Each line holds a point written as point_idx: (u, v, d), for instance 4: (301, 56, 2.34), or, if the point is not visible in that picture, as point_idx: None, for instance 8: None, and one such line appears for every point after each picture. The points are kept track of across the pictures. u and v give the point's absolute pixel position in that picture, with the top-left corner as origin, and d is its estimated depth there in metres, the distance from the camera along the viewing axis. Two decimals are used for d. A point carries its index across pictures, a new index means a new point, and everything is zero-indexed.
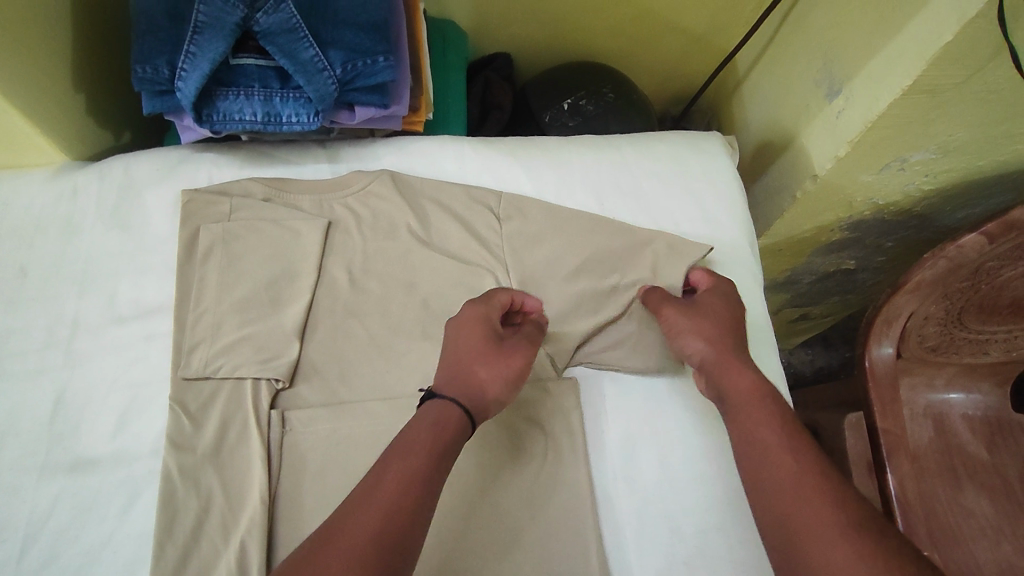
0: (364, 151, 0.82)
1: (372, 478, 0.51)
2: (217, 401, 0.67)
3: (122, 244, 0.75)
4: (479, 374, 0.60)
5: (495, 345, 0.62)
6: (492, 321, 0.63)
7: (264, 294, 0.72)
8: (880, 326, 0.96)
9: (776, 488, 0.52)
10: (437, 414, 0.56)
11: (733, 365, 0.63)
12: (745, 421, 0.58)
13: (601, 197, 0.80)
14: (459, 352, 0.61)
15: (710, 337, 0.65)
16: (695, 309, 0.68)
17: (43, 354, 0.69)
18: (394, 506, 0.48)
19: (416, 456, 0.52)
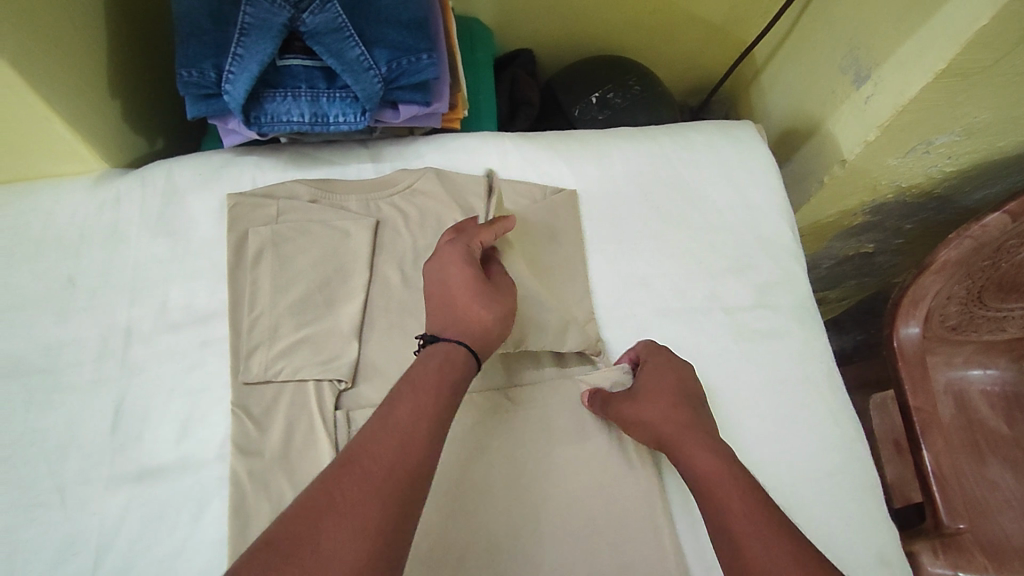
0: (406, 149, 0.82)
1: (387, 409, 0.53)
2: (280, 405, 0.66)
3: (169, 251, 0.74)
4: (472, 309, 0.61)
5: (483, 279, 0.63)
6: (474, 256, 0.64)
7: (319, 296, 0.72)
8: (906, 307, 0.98)
9: (720, 504, 0.56)
10: (443, 355, 0.58)
11: (691, 439, 0.62)
12: (684, 446, 0.62)
13: (644, 187, 0.80)
14: (449, 291, 0.62)
15: (658, 418, 0.64)
16: (639, 395, 0.65)
17: (99, 365, 0.69)
18: (408, 437, 0.51)
19: (426, 392, 0.55)
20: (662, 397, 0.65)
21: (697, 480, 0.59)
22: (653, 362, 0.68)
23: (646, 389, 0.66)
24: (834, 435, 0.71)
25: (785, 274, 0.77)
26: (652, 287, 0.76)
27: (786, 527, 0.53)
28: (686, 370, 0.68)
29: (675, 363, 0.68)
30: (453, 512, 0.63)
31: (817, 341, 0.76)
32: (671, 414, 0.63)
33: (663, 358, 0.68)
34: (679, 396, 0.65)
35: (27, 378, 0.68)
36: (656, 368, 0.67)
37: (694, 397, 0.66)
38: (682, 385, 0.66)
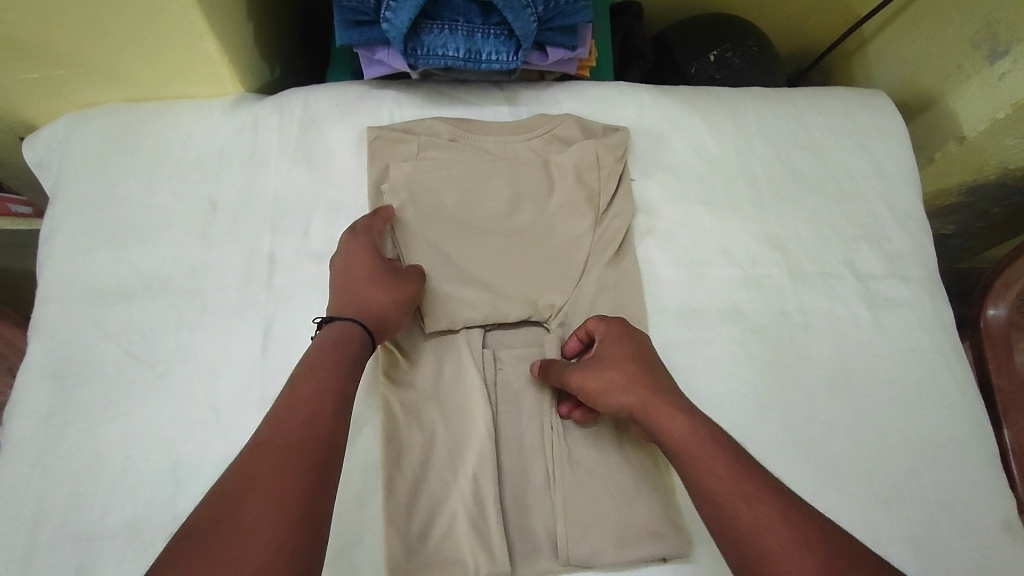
0: (541, 94, 0.81)
1: (288, 396, 0.52)
2: (428, 339, 0.68)
3: (308, 180, 0.74)
4: (370, 292, 0.62)
5: (380, 268, 0.64)
6: (375, 251, 0.66)
7: (461, 235, 0.72)
8: (997, 288, 0.99)
9: (712, 484, 0.52)
10: (338, 333, 0.59)
11: (659, 409, 0.58)
12: (659, 417, 0.57)
13: (778, 150, 0.81)
14: (348, 279, 0.63)
15: (623, 396, 0.60)
16: (598, 364, 0.62)
17: (244, 290, 0.69)
18: (309, 414, 0.51)
19: (313, 371, 0.54)
20: (625, 370, 0.60)
21: (672, 450, 0.55)
22: (609, 333, 0.64)
23: (609, 363, 0.62)
24: (962, 404, 0.72)
25: (917, 245, 0.78)
26: (787, 249, 0.76)
27: (771, 485, 0.51)
28: (641, 342, 0.64)
29: (626, 332, 0.64)
30: (599, 455, 0.64)
31: (945, 313, 0.76)
32: (637, 382, 0.60)
33: (615, 329, 0.64)
34: (640, 367, 0.61)
35: (178, 297, 0.69)
36: (614, 339, 0.63)
37: (654, 365, 0.62)
38: (641, 355, 0.62)
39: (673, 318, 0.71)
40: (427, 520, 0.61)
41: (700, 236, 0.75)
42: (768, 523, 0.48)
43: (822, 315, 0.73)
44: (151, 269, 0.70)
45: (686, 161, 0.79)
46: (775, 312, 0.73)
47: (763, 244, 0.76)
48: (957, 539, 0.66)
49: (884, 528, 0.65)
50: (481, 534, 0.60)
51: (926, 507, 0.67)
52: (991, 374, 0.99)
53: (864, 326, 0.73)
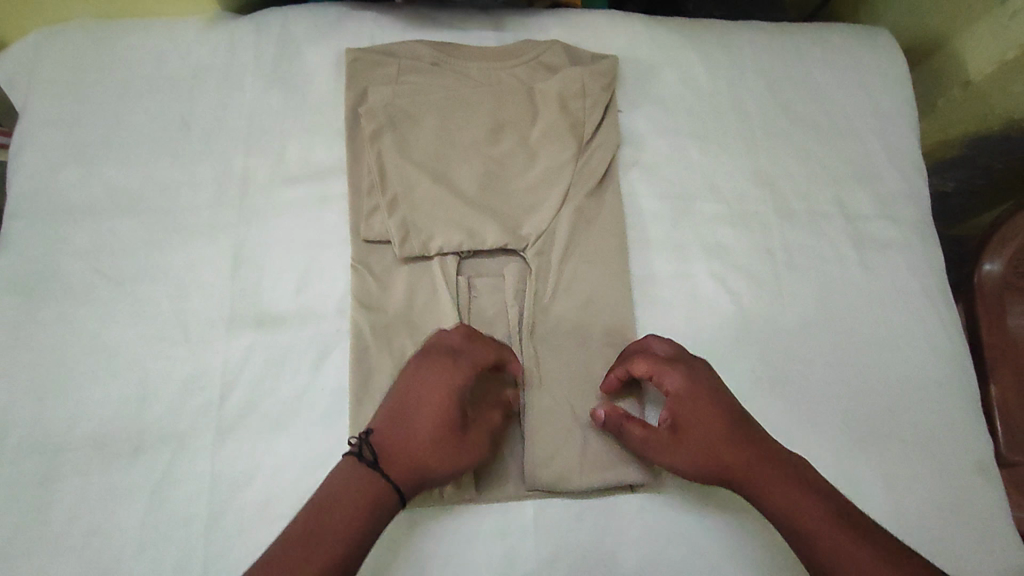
0: (528, 21, 0.78)
1: (342, 475, 0.54)
2: (402, 266, 0.66)
3: (284, 102, 0.72)
4: (415, 455, 0.54)
5: (438, 413, 0.55)
6: (450, 363, 0.56)
7: (440, 162, 0.69)
8: (994, 242, 0.95)
9: (818, 543, 0.53)
10: (361, 491, 0.53)
11: (759, 466, 0.56)
12: (754, 485, 0.56)
13: (773, 85, 0.78)
14: (400, 400, 0.56)
15: (717, 459, 0.57)
16: (681, 434, 0.58)
17: (216, 211, 0.68)
18: (359, 497, 0.53)
19: (354, 489, 0.53)
20: (717, 439, 0.57)
21: (771, 505, 0.56)
22: (682, 383, 0.58)
23: (694, 432, 0.57)
24: (945, 347, 0.71)
25: (911, 188, 0.76)
26: (776, 186, 0.73)
27: (877, 537, 0.53)
28: (712, 380, 0.59)
29: (697, 390, 0.58)
30: (569, 384, 0.64)
31: (936, 257, 0.74)
32: (727, 450, 0.57)
33: (689, 384, 0.58)
34: (725, 422, 0.57)
35: (148, 216, 0.67)
36: (692, 399, 0.58)
37: (734, 406, 0.58)
38: (721, 399, 0.58)
39: (651, 251, 0.70)
40: None
41: (687, 171, 0.73)
42: (875, 573, 0.51)
43: (807, 254, 0.72)
44: (120, 187, 0.68)
45: (676, 94, 0.76)
46: (759, 250, 0.71)
47: (751, 180, 0.73)
48: (929, 479, 0.65)
49: (856, 465, 0.65)
50: None
51: (900, 448, 0.66)
52: (983, 328, 0.96)
53: (849, 268, 0.72)
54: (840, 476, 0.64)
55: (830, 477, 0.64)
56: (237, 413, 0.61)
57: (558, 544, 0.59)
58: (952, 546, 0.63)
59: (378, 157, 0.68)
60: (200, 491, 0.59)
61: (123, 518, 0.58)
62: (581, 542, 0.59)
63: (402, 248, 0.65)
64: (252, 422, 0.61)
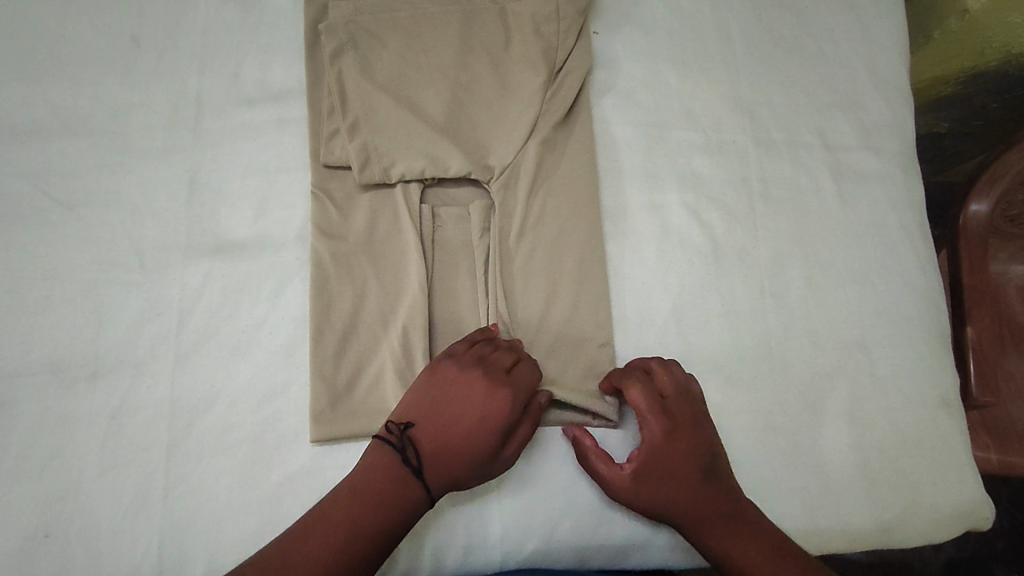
0: None
1: (380, 464, 0.52)
2: (363, 193, 0.64)
3: (241, 18, 0.68)
4: (452, 468, 0.52)
5: (482, 432, 0.53)
6: (502, 383, 0.55)
7: (403, 84, 0.66)
8: (982, 181, 0.89)
9: None
10: (393, 487, 0.51)
11: (710, 513, 0.54)
12: (706, 529, 0.54)
13: (758, 8, 0.74)
14: (441, 396, 0.54)
15: (671, 499, 0.54)
16: (644, 470, 0.55)
17: (170, 133, 0.65)
18: (391, 492, 0.51)
19: (389, 488, 0.51)
20: (688, 486, 0.54)
21: (720, 551, 0.53)
22: (659, 420, 0.56)
23: (663, 472, 0.55)
24: (919, 283, 0.69)
25: (894, 118, 0.73)
26: (755, 115, 0.71)
27: None
28: (693, 423, 0.56)
29: (676, 433, 0.55)
30: (533, 315, 0.63)
31: (915, 190, 0.72)
32: (687, 494, 0.54)
33: (666, 424, 0.55)
34: (693, 465, 0.55)
35: (98, 138, 0.64)
36: (664, 439, 0.55)
37: (711, 456, 0.56)
38: (700, 445, 0.55)
39: (622, 180, 0.68)
40: (355, 369, 0.60)
41: (664, 98, 0.70)
42: None
43: (783, 186, 0.70)
44: (67, 107, 0.65)
45: (655, 14, 0.72)
46: (733, 181, 0.69)
47: (729, 109, 0.71)
48: (894, 414, 0.65)
49: (822, 398, 0.65)
50: (408, 383, 0.59)
51: (868, 381, 0.66)
52: (963, 273, 0.92)
53: (825, 201, 0.70)
54: (806, 407, 0.64)
55: (796, 408, 0.64)
56: (195, 340, 0.59)
57: (520, 469, 0.59)
58: (913, 476, 0.63)
59: (338, 77, 0.65)
60: (160, 417, 0.57)
61: (80, 445, 0.56)
62: (544, 468, 0.59)
63: (361, 174, 0.63)
64: (210, 351, 0.59)
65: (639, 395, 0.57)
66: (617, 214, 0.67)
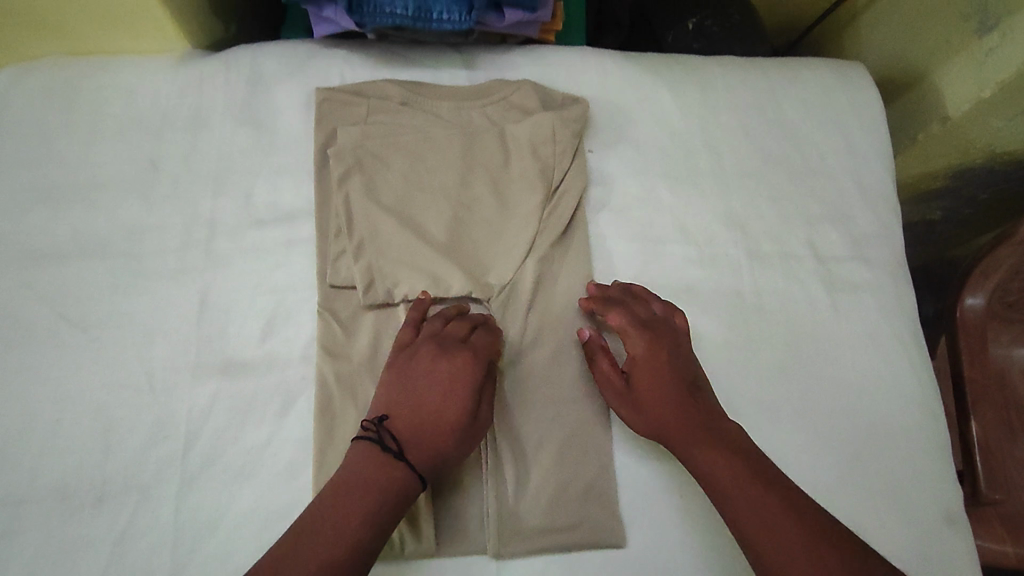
0: (500, 58, 0.77)
1: (364, 457, 0.55)
2: (367, 311, 0.66)
3: (253, 142, 0.71)
4: (433, 443, 0.57)
5: (450, 399, 0.58)
6: (460, 351, 0.60)
7: (407, 206, 0.69)
8: (976, 276, 0.90)
9: (747, 509, 0.54)
10: (382, 471, 0.54)
11: (694, 430, 0.59)
12: (692, 446, 0.58)
13: (746, 123, 0.77)
14: (406, 381, 0.59)
15: (659, 407, 0.60)
16: (635, 381, 0.62)
17: (183, 255, 0.67)
18: (380, 481, 0.54)
19: (382, 476, 0.54)
20: (659, 398, 0.61)
21: (703, 467, 0.57)
22: (641, 340, 0.64)
23: (650, 388, 0.62)
24: (914, 391, 0.70)
25: (882, 228, 0.75)
26: (746, 228, 0.74)
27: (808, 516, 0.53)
28: (675, 350, 0.63)
29: (657, 351, 0.63)
30: (532, 433, 0.64)
31: (906, 298, 0.74)
32: (674, 408, 0.60)
33: (650, 345, 0.63)
34: (678, 384, 0.61)
35: (114, 261, 0.67)
36: (649, 358, 0.63)
37: (694, 380, 0.62)
38: (683, 367, 0.63)
39: None
40: None
41: (657, 213, 0.73)
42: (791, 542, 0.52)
43: (774, 297, 0.72)
44: (86, 231, 0.67)
45: (648, 132, 0.76)
46: (728, 290, 0.71)
47: (720, 221, 0.74)
48: (898, 529, 0.65)
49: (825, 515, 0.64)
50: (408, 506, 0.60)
51: (870, 491, 0.66)
52: (964, 365, 0.92)
53: (817, 312, 0.72)
54: None
55: None
56: (200, 462, 0.60)
57: None
58: None
59: (345, 201, 0.68)
60: (163, 543, 0.58)
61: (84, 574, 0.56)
62: None
63: (366, 295, 0.65)
64: (215, 473, 0.60)
65: (621, 322, 0.65)
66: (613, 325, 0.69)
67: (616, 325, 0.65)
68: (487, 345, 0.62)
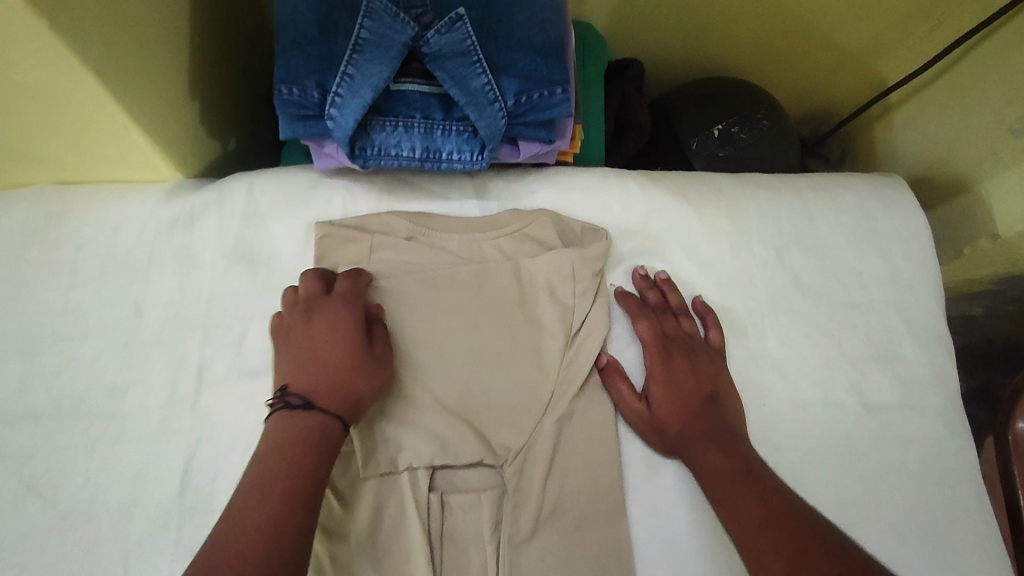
0: (514, 185, 0.71)
1: (275, 435, 0.51)
2: (366, 481, 0.59)
3: (247, 282, 0.66)
4: (344, 394, 0.54)
5: (349, 351, 0.56)
6: (330, 303, 0.58)
7: (412, 356, 0.62)
8: None
9: (737, 507, 0.55)
10: (297, 434, 0.51)
11: (699, 435, 0.61)
12: (693, 446, 0.60)
13: (781, 252, 0.71)
14: (293, 351, 0.56)
15: (669, 411, 0.62)
16: (653, 387, 0.63)
17: (166, 412, 0.61)
18: (296, 448, 0.50)
19: (310, 434, 0.51)
20: (672, 409, 0.62)
21: (700, 468, 0.59)
22: (662, 350, 0.65)
23: (667, 396, 0.63)
24: (981, 563, 0.62)
25: (933, 369, 0.69)
26: (786, 372, 0.67)
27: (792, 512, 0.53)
28: (692, 359, 0.65)
29: (674, 361, 0.64)
30: None
31: (966, 450, 0.67)
32: (685, 415, 0.62)
33: (669, 356, 0.65)
34: (691, 392, 0.63)
35: (91, 422, 0.60)
36: (669, 366, 0.64)
37: (712, 389, 0.63)
38: (701, 376, 0.64)
39: (647, 450, 0.63)
40: None
41: None
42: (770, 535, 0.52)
43: (819, 452, 0.64)
44: (63, 386, 0.61)
45: (672, 263, 0.70)
46: (769, 445, 0.64)
47: (758, 366, 0.67)
48: None
49: None
50: None
51: None
52: None
53: (868, 469, 0.64)
54: None
55: None
56: None
57: None
58: None
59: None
60: None
61: None
62: None
63: (367, 464, 0.58)
64: None
65: (647, 331, 0.65)
66: (641, 485, 0.62)
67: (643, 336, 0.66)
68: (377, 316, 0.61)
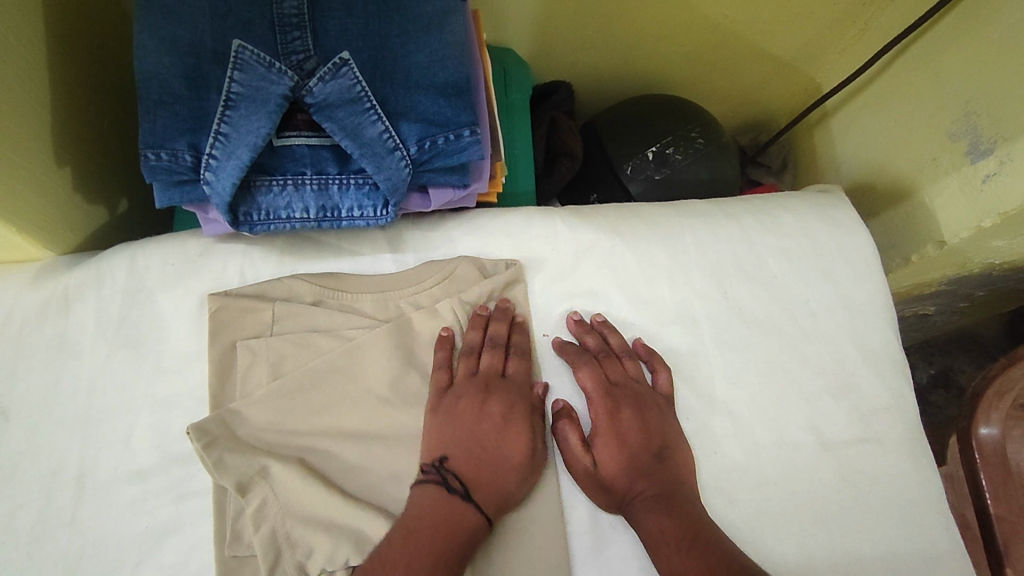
0: (432, 232, 0.66)
1: (427, 506, 0.51)
2: None
3: (134, 368, 0.58)
4: (490, 483, 0.53)
5: (525, 476, 0.55)
6: (514, 385, 0.58)
7: (323, 437, 0.55)
8: (987, 398, 0.77)
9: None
10: (444, 525, 0.50)
11: (646, 494, 0.55)
12: (638, 506, 0.54)
13: (722, 283, 0.67)
14: (463, 419, 0.55)
15: (615, 467, 0.57)
16: (597, 441, 0.58)
17: (40, 530, 0.53)
18: (453, 522, 0.50)
19: (449, 535, 0.50)
20: (618, 468, 0.57)
21: (644, 530, 0.53)
22: (607, 401, 0.59)
23: (612, 452, 0.57)
24: None
25: (885, 396, 0.65)
26: (736, 414, 0.62)
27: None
28: (638, 410, 0.59)
29: (619, 413, 0.58)
30: None
31: (928, 480, 0.63)
32: (633, 472, 0.56)
33: (614, 407, 0.59)
34: (639, 447, 0.57)
35: None
36: (613, 418, 0.58)
37: (663, 442, 0.58)
38: (650, 428, 0.58)
39: (593, 515, 0.57)
40: None
41: None
42: None
43: (776, 498, 0.60)
44: None
45: (609, 305, 0.65)
46: (723, 500, 0.59)
47: (706, 411, 0.62)
48: None
49: None
50: None
51: None
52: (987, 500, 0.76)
53: (828, 512, 0.60)
54: None
55: None
56: None
57: None
58: None
59: (237, 455, 0.53)
60: None
61: None
62: None
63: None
64: None
65: (590, 380, 0.60)
66: (590, 556, 0.56)
67: (585, 386, 0.60)
68: (518, 328, 0.61)
